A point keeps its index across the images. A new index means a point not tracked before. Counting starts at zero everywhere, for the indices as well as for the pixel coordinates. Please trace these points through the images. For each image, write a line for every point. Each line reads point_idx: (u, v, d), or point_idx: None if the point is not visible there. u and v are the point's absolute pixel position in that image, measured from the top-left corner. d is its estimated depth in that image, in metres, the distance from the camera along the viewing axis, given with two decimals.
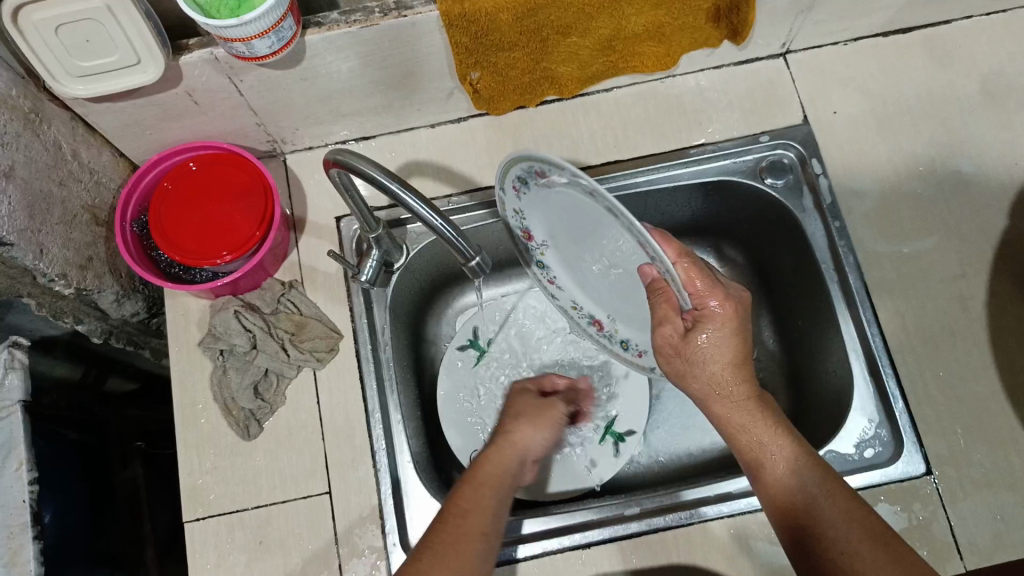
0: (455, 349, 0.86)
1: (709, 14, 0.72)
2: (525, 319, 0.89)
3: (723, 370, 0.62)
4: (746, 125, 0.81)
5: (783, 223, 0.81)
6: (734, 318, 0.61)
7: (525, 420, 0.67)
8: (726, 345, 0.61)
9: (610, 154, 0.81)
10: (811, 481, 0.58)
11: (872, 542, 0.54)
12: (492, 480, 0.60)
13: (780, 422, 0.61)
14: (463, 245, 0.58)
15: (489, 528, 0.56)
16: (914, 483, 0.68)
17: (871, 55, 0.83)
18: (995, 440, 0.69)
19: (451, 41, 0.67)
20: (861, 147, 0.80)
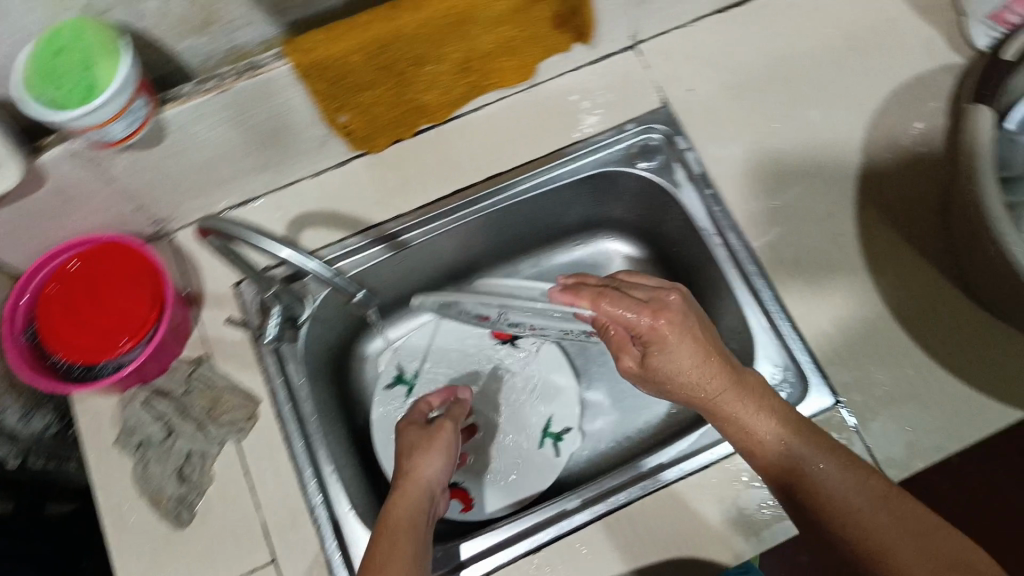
0: (383, 390, 0.87)
1: (553, 22, 0.75)
2: (446, 345, 0.92)
3: (696, 375, 0.62)
4: (612, 118, 0.84)
5: (663, 202, 0.85)
6: (678, 324, 0.62)
7: (418, 454, 0.67)
8: (687, 351, 0.62)
9: (491, 169, 0.82)
10: (806, 454, 0.59)
11: (872, 504, 0.55)
12: (404, 523, 0.60)
13: (762, 404, 0.62)
14: (343, 282, 0.61)
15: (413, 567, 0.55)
16: (825, 414, 0.72)
17: (714, 32, 0.86)
18: (890, 359, 0.74)
19: (309, 90, 0.68)
20: (721, 117, 0.84)
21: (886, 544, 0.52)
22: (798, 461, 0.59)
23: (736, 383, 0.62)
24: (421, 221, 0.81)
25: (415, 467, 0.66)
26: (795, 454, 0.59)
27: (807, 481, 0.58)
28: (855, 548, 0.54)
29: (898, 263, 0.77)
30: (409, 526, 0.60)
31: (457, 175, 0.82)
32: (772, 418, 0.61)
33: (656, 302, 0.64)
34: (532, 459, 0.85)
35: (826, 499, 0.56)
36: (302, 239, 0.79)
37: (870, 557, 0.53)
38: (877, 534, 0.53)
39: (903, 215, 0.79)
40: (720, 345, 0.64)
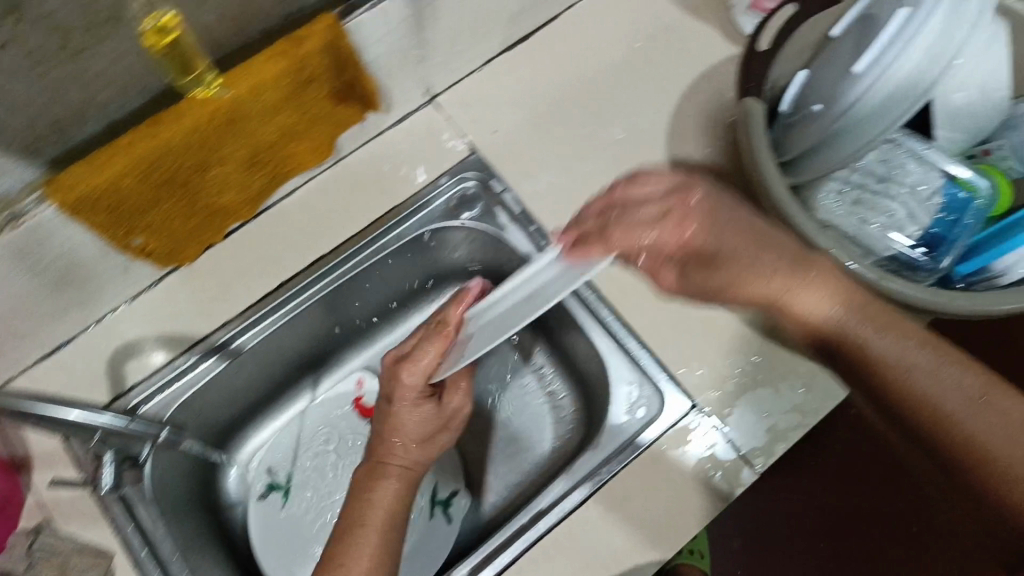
0: (258, 500, 0.84)
1: (332, 99, 0.74)
2: (314, 435, 0.88)
3: (780, 280, 0.58)
4: (423, 174, 0.83)
5: (496, 246, 0.85)
6: (706, 230, 0.60)
7: (411, 434, 0.67)
8: (743, 250, 0.59)
9: (312, 254, 0.80)
10: (869, 344, 0.55)
11: (965, 399, 0.51)
12: (378, 523, 0.63)
13: (833, 302, 0.57)
14: (107, 418, 0.63)
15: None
16: (684, 421, 0.75)
17: (507, 69, 0.86)
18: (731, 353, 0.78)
19: (86, 224, 0.65)
20: (529, 152, 0.84)
21: (977, 436, 0.51)
22: (867, 346, 0.55)
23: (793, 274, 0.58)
24: (250, 323, 0.78)
25: (406, 455, 0.67)
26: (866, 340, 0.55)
27: (880, 370, 0.55)
28: (937, 438, 0.52)
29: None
30: (383, 534, 0.62)
31: (280, 268, 0.80)
32: (843, 314, 0.57)
33: (664, 219, 0.61)
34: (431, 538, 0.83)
35: (903, 387, 0.53)
36: (129, 371, 0.75)
37: (961, 451, 0.51)
38: (969, 430, 0.51)
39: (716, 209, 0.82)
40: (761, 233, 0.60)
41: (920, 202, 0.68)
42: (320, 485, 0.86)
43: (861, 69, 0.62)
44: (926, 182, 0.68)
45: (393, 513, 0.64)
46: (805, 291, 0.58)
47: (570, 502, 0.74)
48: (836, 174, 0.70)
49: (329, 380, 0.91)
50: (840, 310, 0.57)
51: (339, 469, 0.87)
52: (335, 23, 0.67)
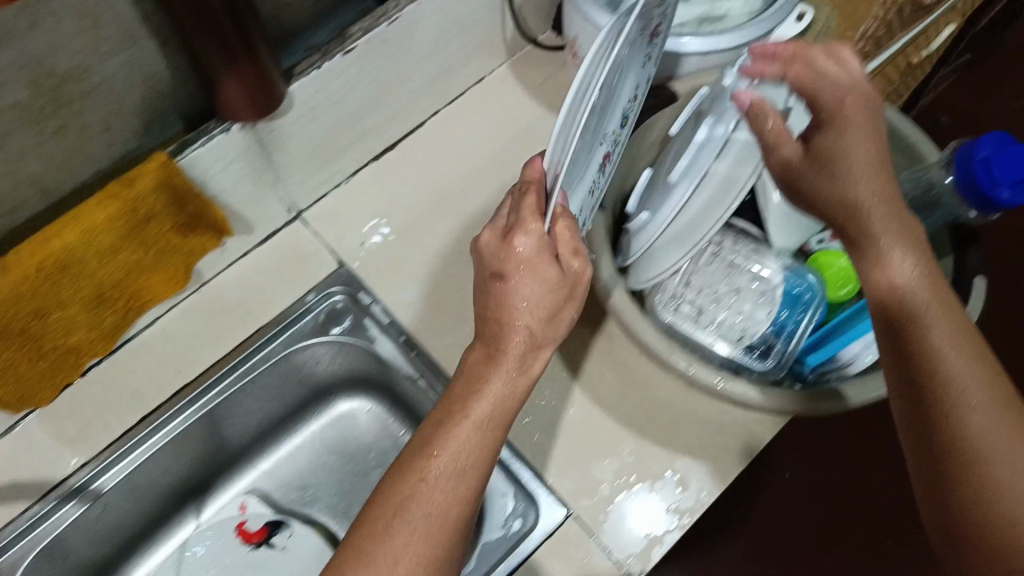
0: None
1: (177, 232, 0.73)
2: (196, 561, 0.86)
3: (866, 190, 0.59)
4: (290, 292, 0.83)
5: (366, 357, 0.83)
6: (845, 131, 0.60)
7: (524, 305, 0.58)
8: (851, 153, 0.59)
9: (176, 383, 0.79)
10: (919, 311, 0.57)
11: (982, 392, 0.55)
12: (481, 423, 0.56)
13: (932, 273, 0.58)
14: None
15: (477, 484, 0.55)
16: (561, 530, 0.73)
17: (373, 181, 0.87)
18: (606, 453, 0.77)
19: None
20: (398, 262, 0.84)
21: (971, 424, 0.54)
22: (912, 298, 0.57)
23: (895, 216, 0.58)
24: (108, 462, 0.76)
25: (527, 322, 0.58)
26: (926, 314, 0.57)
27: (918, 343, 0.57)
28: (932, 410, 0.56)
29: (590, 359, 0.81)
30: (482, 431, 0.56)
31: (144, 401, 0.78)
32: (924, 288, 0.57)
33: (815, 103, 0.61)
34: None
35: (936, 361, 0.56)
36: None
37: (952, 431, 0.54)
38: (970, 425, 0.54)
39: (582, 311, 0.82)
40: (867, 107, 0.60)
41: (760, 296, 0.69)
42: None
43: (675, 179, 0.66)
44: (765, 276, 0.70)
45: (503, 409, 0.58)
46: (902, 258, 0.58)
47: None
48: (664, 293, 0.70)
49: (214, 505, 0.90)
50: (922, 284, 0.58)
51: None
52: (168, 160, 0.67)
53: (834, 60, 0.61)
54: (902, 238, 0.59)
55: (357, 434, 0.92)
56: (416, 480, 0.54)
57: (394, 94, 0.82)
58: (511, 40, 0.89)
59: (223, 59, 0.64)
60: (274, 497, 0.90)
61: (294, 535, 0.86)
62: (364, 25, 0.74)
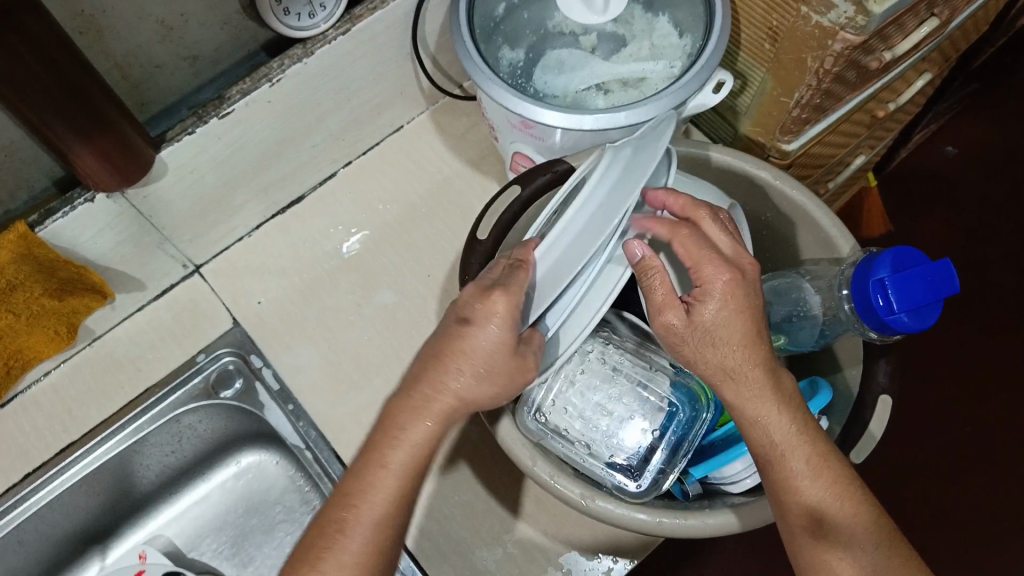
0: None
1: (48, 296, 0.71)
2: None
3: (742, 363, 0.53)
4: (183, 352, 0.81)
5: (261, 420, 0.81)
6: (739, 288, 0.53)
7: (464, 367, 0.53)
8: (728, 324, 0.53)
9: (62, 441, 0.78)
10: (798, 474, 0.51)
11: (867, 537, 0.50)
12: (395, 475, 0.52)
13: (802, 416, 0.53)
14: None
15: (390, 536, 0.52)
16: None
17: (277, 234, 0.85)
18: (492, 542, 0.73)
19: None
20: (295, 323, 0.81)
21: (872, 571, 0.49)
22: (780, 446, 0.52)
23: (768, 387, 0.53)
24: None
25: (464, 388, 0.54)
26: (801, 475, 0.51)
27: (792, 494, 0.51)
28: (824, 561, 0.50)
29: (485, 438, 0.77)
30: (405, 482, 0.53)
31: (31, 459, 0.77)
32: (795, 433, 0.52)
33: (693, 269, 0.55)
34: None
35: (817, 515, 0.51)
36: None
37: None
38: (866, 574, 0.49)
39: None
40: (749, 280, 0.54)
41: (635, 408, 0.66)
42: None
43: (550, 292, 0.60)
44: (650, 401, 0.66)
45: (425, 459, 0.54)
46: (772, 418, 0.52)
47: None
48: (535, 396, 0.66)
49: (121, 547, 0.90)
50: (792, 429, 0.52)
51: None
52: (27, 232, 0.64)
53: (721, 225, 0.57)
54: (776, 410, 0.53)
55: (264, 482, 0.91)
56: (334, 532, 0.51)
57: (292, 150, 0.79)
58: (427, 91, 0.86)
59: (73, 131, 0.58)
60: (175, 546, 0.89)
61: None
62: (243, 86, 0.69)
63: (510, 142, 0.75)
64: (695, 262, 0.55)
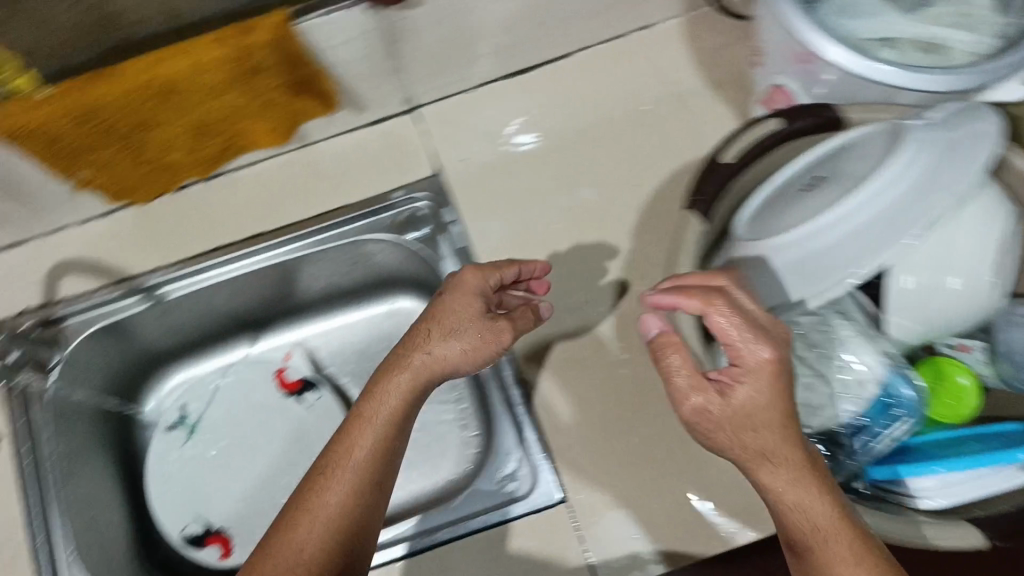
0: (161, 432, 0.90)
1: (285, 90, 0.74)
2: (234, 392, 0.93)
3: (780, 446, 0.48)
4: (379, 184, 0.83)
5: (434, 272, 0.84)
6: (775, 366, 0.49)
7: (444, 332, 0.60)
8: (766, 407, 0.49)
9: (256, 228, 0.83)
10: None
11: None
12: (376, 426, 0.56)
13: (844, 507, 0.48)
14: None
15: (371, 480, 0.54)
16: (549, 511, 0.68)
17: (497, 99, 0.84)
18: (633, 461, 0.69)
19: (29, 152, 0.70)
20: (491, 191, 0.81)
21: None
22: (814, 537, 0.47)
23: (801, 468, 0.48)
24: (179, 276, 0.81)
25: (440, 349, 0.59)
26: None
27: None
28: None
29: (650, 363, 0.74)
30: (386, 429, 0.56)
31: (221, 233, 0.83)
32: (837, 523, 0.47)
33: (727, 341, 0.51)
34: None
35: None
36: (64, 284, 0.82)
37: None
38: None
39: None
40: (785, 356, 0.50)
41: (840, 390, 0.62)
42: (224, 432, 0.91)
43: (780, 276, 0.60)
44: (856, 367, 0.62)
45: (404, 416, 0.57)
46: (813, 504, 0.47)
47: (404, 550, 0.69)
48: None
49: (268, 341, 0.96)
50: (834, 516, 0.47)
51: (243, 428, 0.91)
52: (286, 21, 0.66)
53: (736, 305, 0.52)
54: (819, 495, 0.48)
55: None
56: (319, 484, 0.54)
57: (541, 19, 0.77)
58: None
59: None
60: (317, 357, 0.95)
61: (321, 399, 0.91)
62: None
63: (775, 73, 0.68)
64: (729, 334, 0.51)
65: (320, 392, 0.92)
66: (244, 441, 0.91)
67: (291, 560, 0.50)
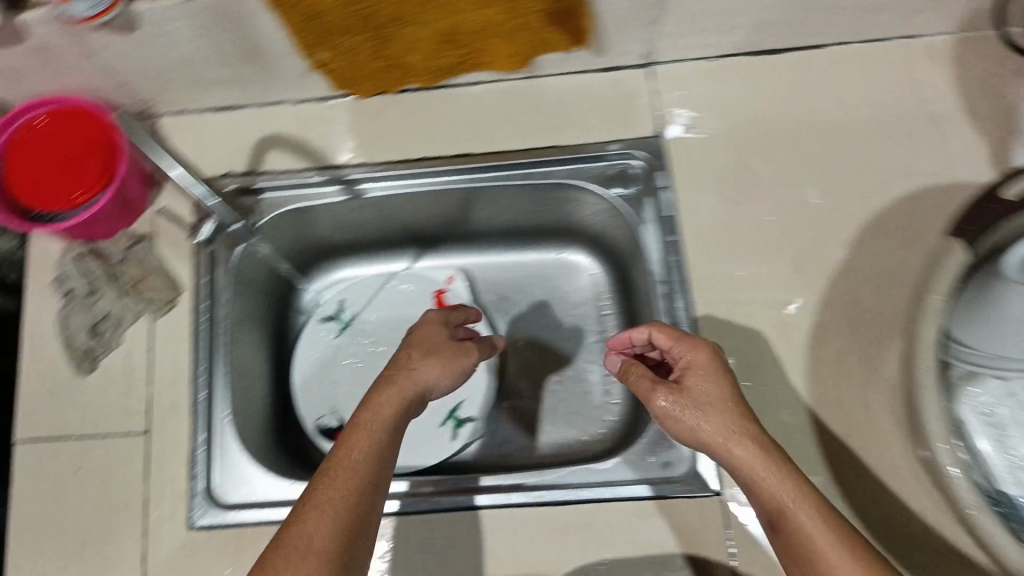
0: (317, 322, 0.92)
1: (543, 17, 0.72)
2: (391, 301, 0.94)
3: (738, 417, 0.58)
4: (598, 132, 0.81)
5: (629, 231, 0.82)
6: (714, 364, 0.61)
7: (422, 352, 0.67)
8: (716, 389, 0.60)
9: (465, 147, 0.82)
10: (813, 535, 0.50)
11: None
12: (374, 428, 0.59)
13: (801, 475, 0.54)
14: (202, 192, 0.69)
15: (372, 474, 0.56)
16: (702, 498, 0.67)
17: (739, 73, 0.81)
18: None
19: (286, 21, 0.70)
20: (711, 166, 0.79)
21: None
22: (783, 506, 0.52)
23: (762, 440, 0.56)
24: (381, 177, 0.82)
25: (418, 371, 0.65)
26: (805, 527, 0.51)
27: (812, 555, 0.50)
28: None
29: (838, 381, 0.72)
30: (381, 435, 0.59)
31: (429, 144, 0.82)
32: (803, 485, 0.53)
33: (681, 356, 0.64)
34: (418, 442, 0.87)
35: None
36: (267, 158, 0.82)
37: None
38: None
39: (856, 330, 0.73)
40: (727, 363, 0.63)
41: None
42: (376, 338, 0.93)
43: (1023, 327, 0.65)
44: None
45: (397, 425, 0.61)
46: (776, 479, 0.53)
47: (550, 497, 0.70)
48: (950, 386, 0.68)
49: (431, 260, 0.96)
50: (795, 483, 0.53)
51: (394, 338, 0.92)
52: None
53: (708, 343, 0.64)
54: (783, 467, 0.54)
55: (574, 283, 0.94)
56: (322, 480, 0.55)
57: (818, 3, 0.73)
58: (974, 14, 0.76)
59: None
60: (477, 286, 0.95)
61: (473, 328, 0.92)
62: None
63: None
64: (684, 352, 0.64)
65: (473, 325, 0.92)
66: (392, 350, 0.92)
67: (300, 551, 0.50)
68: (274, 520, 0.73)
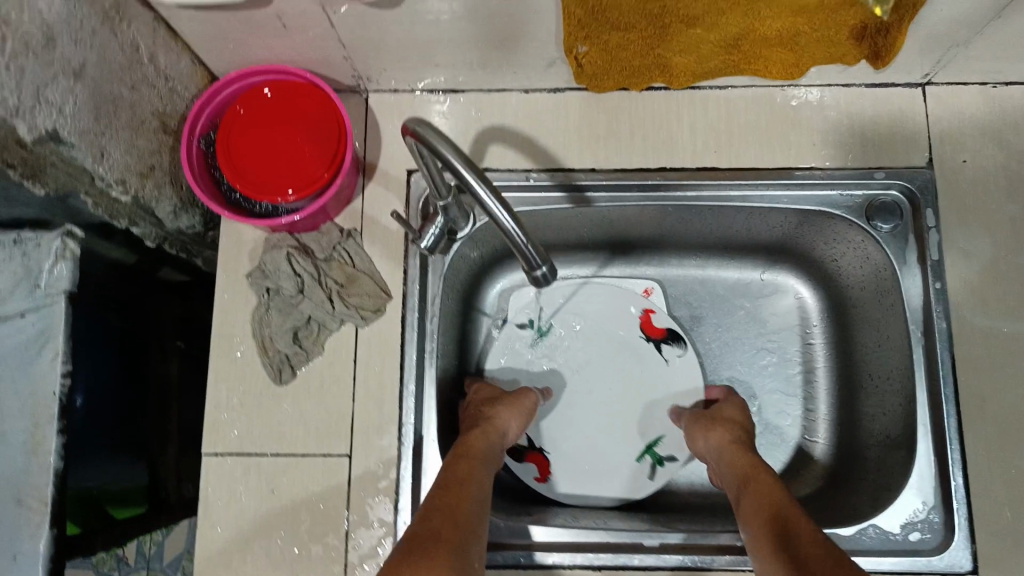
0: (513, 329, 0.84)
1: (853, 29, 0.63)
2: (594, 319, 0.85)
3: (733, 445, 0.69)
4: (862, 156, 0.74)
5: (876, 266, 0.75)
6: (734, 408, 0.75)
7: (497, 402, 0.74)
8: (729, 420, 0.73)
9: (709, 159, 0.74)
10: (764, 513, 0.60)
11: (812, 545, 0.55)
12: (476, 455, 0.66)
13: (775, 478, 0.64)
14: (530, 253, 0.54)
15: (479, 493, 0.62)
16: None
17: (1021, 104, 0.74)
18: None
19: (564, 11, 0.60)
20: (982, 208, 0.72)
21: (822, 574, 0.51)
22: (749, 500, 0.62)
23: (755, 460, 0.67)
24: (615, 185, 0.74)
25: (502, 418, 0.72)
26: (768, 509, 0.60)
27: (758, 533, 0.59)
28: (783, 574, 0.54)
29: None
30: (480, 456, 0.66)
31: (670, 152, 0.74)
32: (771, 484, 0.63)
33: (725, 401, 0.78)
34: (608, 475, 0.80)
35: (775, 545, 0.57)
36: (490, 151, 0.75)
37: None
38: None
39: None
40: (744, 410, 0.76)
41: None
42: (563, 352, 0.85)
43: None
44: None
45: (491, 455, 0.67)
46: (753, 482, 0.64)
47: None
48: None
49: (619, 270, 0.89)
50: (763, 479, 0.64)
51: (595, 358, 0.85)
52: None
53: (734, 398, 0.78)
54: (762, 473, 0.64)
55: (777, 310, 0.86)
56: (440, 489, 0.61)
57: None
58: None
59: None
60: (675, 302, 0.88)
61: (684, 358, 0.84)
62: None
63: None
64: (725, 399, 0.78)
65: (681, 351, 0.84)
66: (590, 373, 0.84)
67: (430, 545, 0.54)
68: (497, 565, 0.69)
